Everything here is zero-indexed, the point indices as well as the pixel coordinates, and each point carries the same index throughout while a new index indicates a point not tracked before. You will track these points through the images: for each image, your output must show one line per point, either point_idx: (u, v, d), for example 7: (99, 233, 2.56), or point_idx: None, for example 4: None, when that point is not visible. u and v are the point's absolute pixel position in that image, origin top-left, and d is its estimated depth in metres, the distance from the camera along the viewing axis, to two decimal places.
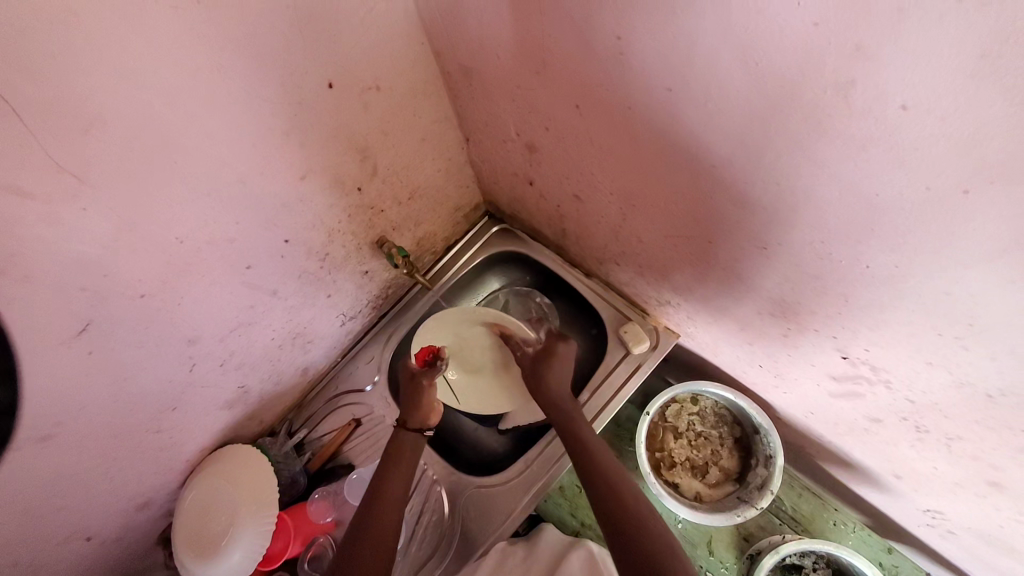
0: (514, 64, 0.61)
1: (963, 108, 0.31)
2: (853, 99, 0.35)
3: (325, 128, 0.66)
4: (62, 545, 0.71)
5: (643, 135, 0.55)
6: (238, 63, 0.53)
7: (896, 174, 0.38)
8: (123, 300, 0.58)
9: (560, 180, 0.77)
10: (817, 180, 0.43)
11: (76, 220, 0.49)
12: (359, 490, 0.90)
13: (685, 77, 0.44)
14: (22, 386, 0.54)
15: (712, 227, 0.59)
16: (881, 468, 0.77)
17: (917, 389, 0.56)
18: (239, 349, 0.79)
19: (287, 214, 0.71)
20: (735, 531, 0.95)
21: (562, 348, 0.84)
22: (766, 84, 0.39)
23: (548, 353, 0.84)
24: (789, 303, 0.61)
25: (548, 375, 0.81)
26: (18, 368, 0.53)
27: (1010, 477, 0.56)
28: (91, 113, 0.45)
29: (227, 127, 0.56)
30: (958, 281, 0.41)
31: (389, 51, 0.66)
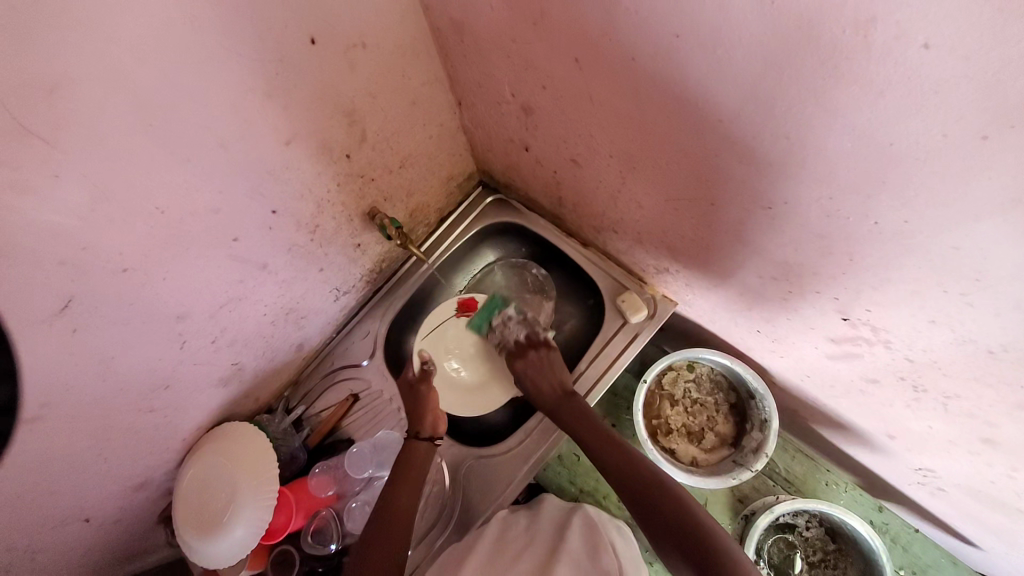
0: (509, 15, 0.57)
1: (989, 45, 0.30)
2: (872, 39, 0.33)
3: (310, 90, 0.63)
4: (60, 526, 0.71)
5: (647, 91, 0.52)
6: (214, 17, 0.49)
7: (914, 121, 0.36)
8: (105, 274, 0.55)
9: (557, 144, 0.75)
10: (829, 130, 0.41)
11: (49, 188, 0.46)
12: (360, 462, 0.91)
13: (695, 20, 0.41)
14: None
15: (717, 187, 0.57)
16: (874, 428, 0.79)
17: (917, 347, 0.56)
18: (230, 325, 0.77)
19: (274, 182, 0.68)
20: (730, 494, 0.98)
21: (526, 364, 0.91)
22: (781, 23, 0.37)
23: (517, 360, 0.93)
24: (792, 266, 0.60)
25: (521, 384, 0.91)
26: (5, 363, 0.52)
27: (1005, 433, 0.57)
28: (56, 70, 0.41)
29: (205, 87, 0.53)
30: (967, 234, 0.41)
31: (376, 5, 0.62)
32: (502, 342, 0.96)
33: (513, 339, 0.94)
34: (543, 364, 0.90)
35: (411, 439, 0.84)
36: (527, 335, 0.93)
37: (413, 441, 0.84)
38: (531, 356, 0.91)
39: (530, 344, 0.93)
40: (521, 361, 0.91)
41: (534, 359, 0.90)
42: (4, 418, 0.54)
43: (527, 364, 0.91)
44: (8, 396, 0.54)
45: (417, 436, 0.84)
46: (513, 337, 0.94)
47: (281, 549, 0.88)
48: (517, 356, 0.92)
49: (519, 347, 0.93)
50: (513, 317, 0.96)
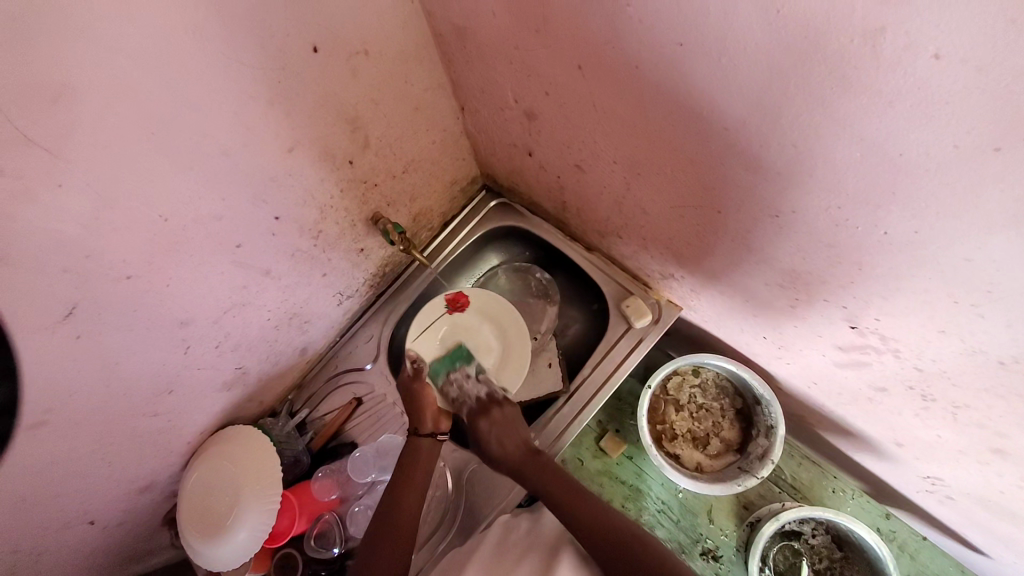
0: (512, 23, 0.57)
1: (1002, 55, 0.29)
2: (881, 48, 0.33)
3: (313, 97, 0.63)
4: (65, 529, 0.71)
5: (651, 97, 0.52)
6: (215, 26, 0.49)
7: (924, 132, 0.35)
8: (109, 281, 0.56)
9: (561, 149, 0.75)
10: (837, 139, 0.41)
11: (53, 197, 0.47)
12: (363, 466, 0.92)
13: (700, 28, 0.41)
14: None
15: (723, 194, 0.56)
16: (882, 436, 0.78)
17: (926, 357, 0.55)
18: (234, 330, 0.77)
19: (277, 188, 0.68)
20: (735, 500, 0.97)
21: (491, 422, 0.84)
22: (787, 33, 0.36)
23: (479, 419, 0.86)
24: (798, 273, 0.59)
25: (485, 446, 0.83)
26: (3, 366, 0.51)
27: (1015, 444, 0.56)
28: (59, 80, 0.42)
29: (207, 96, 0.53)
30: (977, 245, 0.40)
31: (379, 12, 0.62)
32: (461, 400, 0.89)
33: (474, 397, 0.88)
34: (507, 422, 0.85)
35: (413, 437, 0.83)
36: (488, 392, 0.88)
37: (415, 438, 0.83)
38: (494, 414, 0.85)
39: (492, 401, 0.87)
40: (486, 420, 0.85)
41: (498, 418, 0.85)
42: (7, 423, 0.55)
43: (493, 422, 0.84)
44: (7, 399, 0.54)
45: (418, 432, 0.83)
46: (473, 395, 0.88)
47: (284, 552, 0.88)
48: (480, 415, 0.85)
49: (482, 404, 0.87)
50: (472, 374, 0.90)
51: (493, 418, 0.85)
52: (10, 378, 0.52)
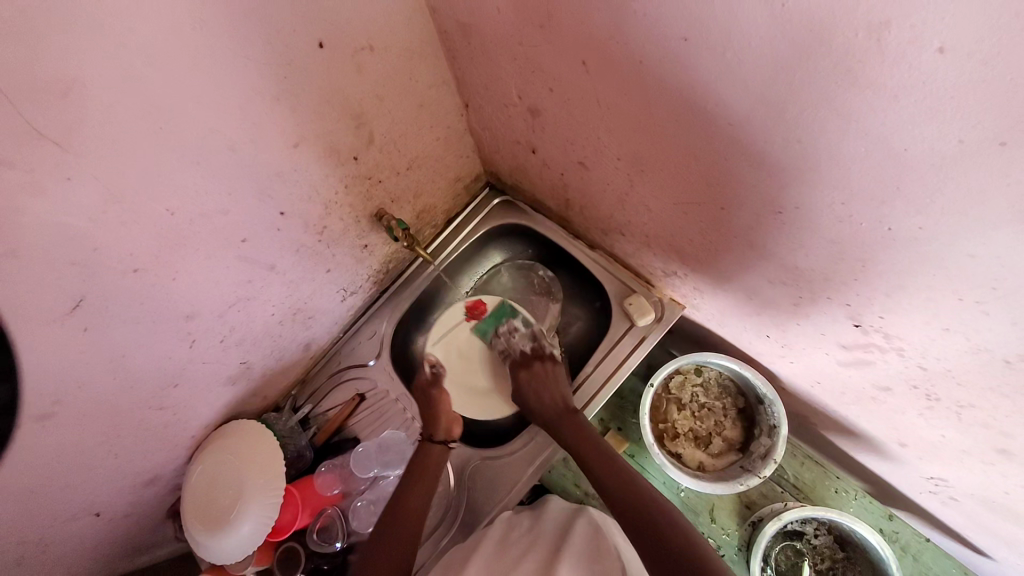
0: (516, 19, 0.57)
1: (1007, 49, 0.29)
2: (885, 42, 0.33)
3: (319, 93, 0.63)
4: (71, 520, 0.72)
5: (655, 94, 0.52)
6: (223, 22, 0.50)
7: (928, 127, 0.35)
8: (116, 274, 0.56)
9: (564, 146, 0.75)
10: (842, 135, 0.40)
11: (61, 190, 0.47)
12: (365, 462, 0.92)
13: (704, 23, 0.41)
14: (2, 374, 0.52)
15: (726, 191, 0.56)
16: (886, 437, 0.78)
17: (931, 355, 0.55)
18: (239, 325, 0.78)
19: (282, 183, 0.68)
20: (738, 499, 0.97)
21: (536, 369, 0.91)
22: (792, 28, 0.36)
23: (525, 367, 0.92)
24: (802, 271, 0.59)
25: (521, 396, 0.90)
26: (5, 360, 0.51)
27: (1020, 444, 0.56)
28: (68, 74, 0.42)
29: (214, 91, 0.53)
30: (982, 242, 0.40)
31: (385, 8, 0.63)
32: (508, 352, 0.97)
33: (517, 350, 0.95)
34: (542, 376, 0.90)
35: (425, 442, 0.86)
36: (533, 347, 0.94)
37: (426, 443, 0.85)
38: (535, 367, 0.91)
39: (536, 355, 0.93)
40: (526, 373, 0.91)
41: (536, 370, 0.91)
42: (15, 414, 0.55)
43: (531, 375, 0.90)
44: (8, 395, 0.54)
45: (430, 438, 0.86)
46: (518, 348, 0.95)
47: (287, 546, 0.89)
48: (522, 367, 0.92)
49: (528, 355, 0.93)
50: (520, 330, 0.97)
51: (531, 369, 0.91)
52: (17, 370, 0.53)
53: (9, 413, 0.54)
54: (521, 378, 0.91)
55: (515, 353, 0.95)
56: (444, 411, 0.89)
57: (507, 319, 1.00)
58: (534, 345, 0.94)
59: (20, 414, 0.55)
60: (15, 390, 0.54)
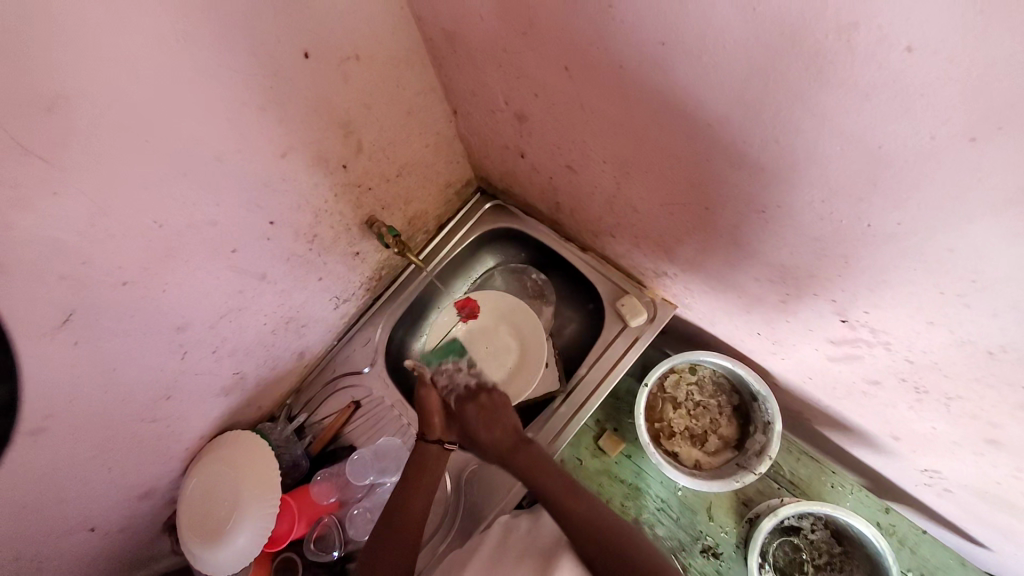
0: (499, 27, 0.58)
1: (972, 47, 0.30)
2: (855, 43, 0.33)
3: (306, 103, 0.64)
4: (65, 536, 0.71)
5: (637, 97, 0.52)
6: (207, 35, 0.50)
7: (901, 125, 0.36)
8: (106, 287, 0.56)
9: (551, 150, 0.75)
10: (818, 134, 0.41)
11: (48, 205, 0.47)
12: (361, 469, 0.92)
13: (680, 27, 0.41)
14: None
15: (710, 191, 0.57)
16: (879, 430, 0.78)
17: (917, 349, 0.56)
18: (231, 335, 0.78)
19: (271, 193, 0.68)
20: (735, 497, 0.97)
21: (485, 402, 0.86)
22: (765, 31, 0.37)
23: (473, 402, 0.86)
24: (788, 268, 0.59)
25: (472, 432, 0.83)
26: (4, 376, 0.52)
27: (1009, 434, 0.57)
28: (53, 90, 0.42)
29: (200, 103, 0.54)
30: (959, 235, 0.40)
31: (369, 18, 0.63)
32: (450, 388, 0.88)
33: (462, 385, 0.88)
34: (493, 409, 0.85)
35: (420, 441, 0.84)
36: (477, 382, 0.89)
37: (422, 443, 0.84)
38: (482, 400, 0.86)
39: (481, 388, 0.88)
40: (473, 407, 0.85)
41: (485, 404, 0.85)
42: (6, 430, 0.55)
43: (481, 407, 0.85)
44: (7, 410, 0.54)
45: (424, 438, 0.84)
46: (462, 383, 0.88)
47: (284, 556, 0.89)
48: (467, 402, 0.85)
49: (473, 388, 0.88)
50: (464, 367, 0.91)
51: (480, 403, 0.85)
52: (7, 386, 0.53)
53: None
54: (469, 413, 0.85)
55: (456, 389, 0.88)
56: (437, 411, 0.85)
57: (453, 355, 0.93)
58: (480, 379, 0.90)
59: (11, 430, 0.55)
60: (5, 407, 0.54)
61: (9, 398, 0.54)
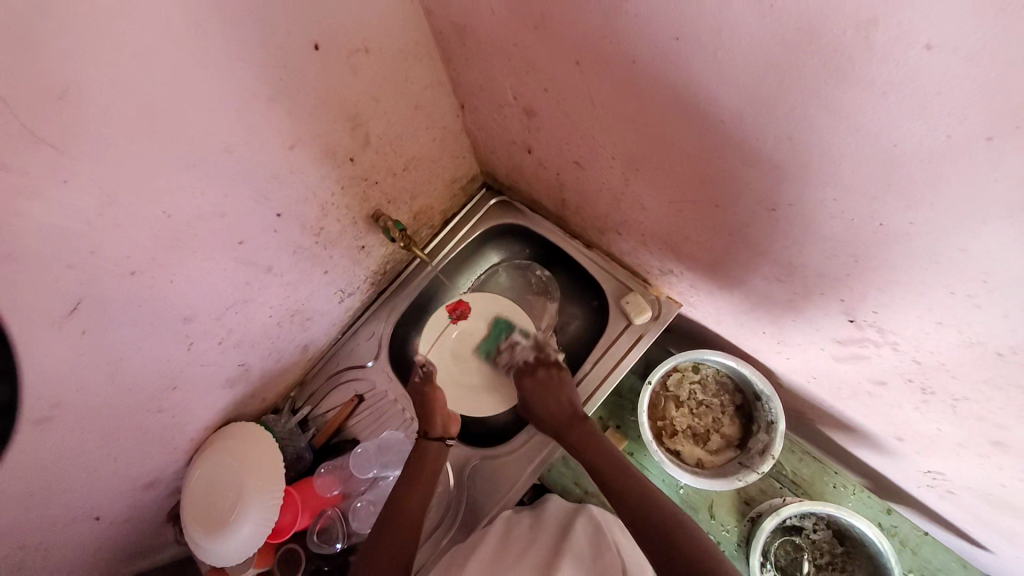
0: (510, 20, 0.58)
1: (994, 44, 0.29)
2: (873, 40, 0.33)
3: (314, 95, 0.64)
4: (70, 524, 0.72)
5: (649, 92, 0.52)
6: (218, 25, 0.50)
7: (917, 123, 0.36)
8: (114, 277, 0.56)
9: (559, 145, 0.75)
10: (832, 132, 0.41)
11: (57, 193, 0.47)
12: (365, 462, 0.92)
13: (694, 22, 0.41)
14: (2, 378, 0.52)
15: (719, 189, 0.57)
16: (883, 431, 0.78)
17: (925, 349, 0.55)
18: (237, 327, 0.78)
19: (279, 185, 0.68)
20: (736, 495, 0.97)
21: (545, 375, 0.89)
22: (781, 26, 0.37)
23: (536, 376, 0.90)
24: (797, 267, 0.59)
25: (530, 406, 0.88)
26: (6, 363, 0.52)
27: (1015, 436, 0.56)
28: (64, 78, 0.42)
29: (210, 92, 0.53)
30: (972, 236, 0.40)
31: (379, 10, 0.63)
32: (512, 365, 0.95)
33: (522, 361, 0.93)
34: (548, 384, 0.88)
35: (422, 440, 0.85)
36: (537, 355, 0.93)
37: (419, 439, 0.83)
38: (541, 374, 0.90)
39: (539, 363, 0.92)
40: (529, 381, 0.90)
41: (541, 379, 0.89)
42: (13, 418, 0.55)
43: (536, 382, 0.89)
44: (9, 398, 0.54)
45: (428, 435, 0.85)
46: (522, 358, 0.94)
47: (287, 548, 0.89)
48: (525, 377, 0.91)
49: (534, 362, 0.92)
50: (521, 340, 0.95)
51: (538, 377, 0.89)
52: (15, 374, 0.53)
53: (7, 417, 0.54)
54: (527, 387, 0.90)
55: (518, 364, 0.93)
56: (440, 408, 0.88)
57: (506, 334, 0.97)
58: (540, 353, 0.92)
59: (18, 418, 0.56)
60: (12, 395, 0.54)
61: (16, 386, 0.54)
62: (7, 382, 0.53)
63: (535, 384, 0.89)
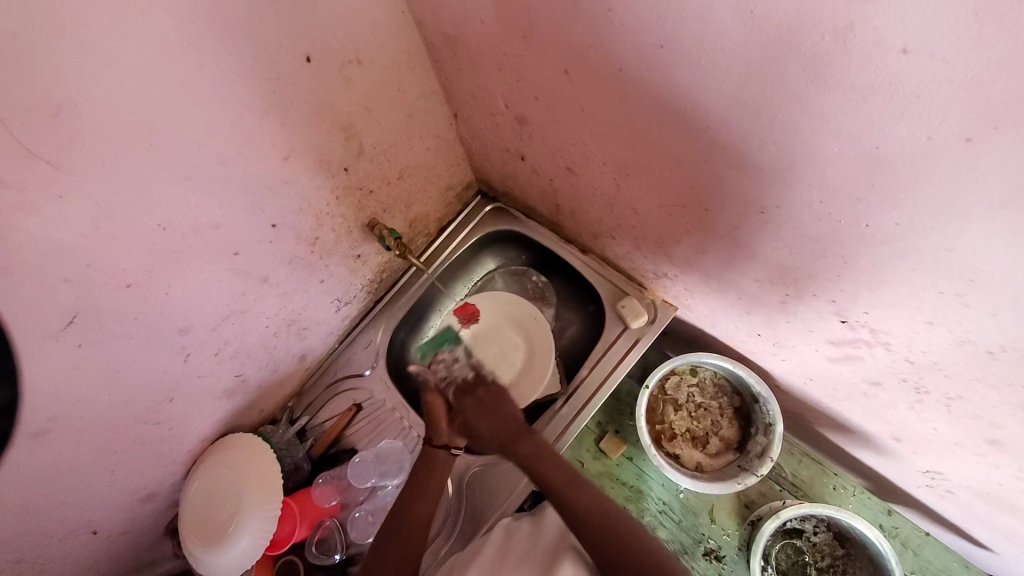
0: (500, 30, 0.59)
1: (968, 48, 0.30)
2: (852, 45, 0.34)
3: (308, 107, 0.64)
4: (66, 539, 0.71)
5: (637, 99, 0.53)
6: (210, 40, 0.51)
7: (898, 126, 0.36)
8: (109, 290, 0.57)
9: (552, 152, 0.76)
10: (816, 135, 0.42)
11: (52, 208, 0.48)
12: (363, 472, 0.92)
13: (678, 31, 0.42)
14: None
15: (710, 193, 0.57)
16: (880, 431, 0.78)
17: (917, 349, 0.56)
18: (233, 338, 0.78)
19: (273, 196, 0.69)
20: (737, 499, 0.97)
21: (486, 392, 0.85)
22: (762, 33, 0.37)
23: (479, 394, 0.85)
24: (788, 269, 0.60)
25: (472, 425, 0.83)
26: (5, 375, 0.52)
27: (1010, 434, 0.56)
28: (58, 94, 0.43)
29: (204, 106, 0.54)
30: (957, 236, 0.41)
31: (370, 23, 0.64)
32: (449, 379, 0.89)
33: (460, 376, 0.89)
34: (491, 403, 0.84)
35: (426, 447, 0.83)
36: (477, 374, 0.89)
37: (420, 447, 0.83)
38: (480, 392, 0.86)
39: (478, 381, 0.88)
40: (469, 399, 0.85)
41: (483, 397, 0.85)
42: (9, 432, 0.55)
43: (478, 400, 0.84)
44: (7, 411, 0.54)
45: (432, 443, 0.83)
46: (460, 374, 0.89)
47: (286, 560, 0.89)
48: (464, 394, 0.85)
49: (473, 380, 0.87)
50: (461, 358, 0.92)
51: (478, 395, 0.85)
52: (11, 387, 0.53)
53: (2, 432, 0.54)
54: (466, 406, 0.84)
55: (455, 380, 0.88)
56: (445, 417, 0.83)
57: (450, 345, 0.95)
58: (478, 371, 0.89)
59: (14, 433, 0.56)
60: (8, 409, 0.54)
61: (12, 400, 0.54)
62: (6, 395, 0.53)
63: (474, 402, 0.85)
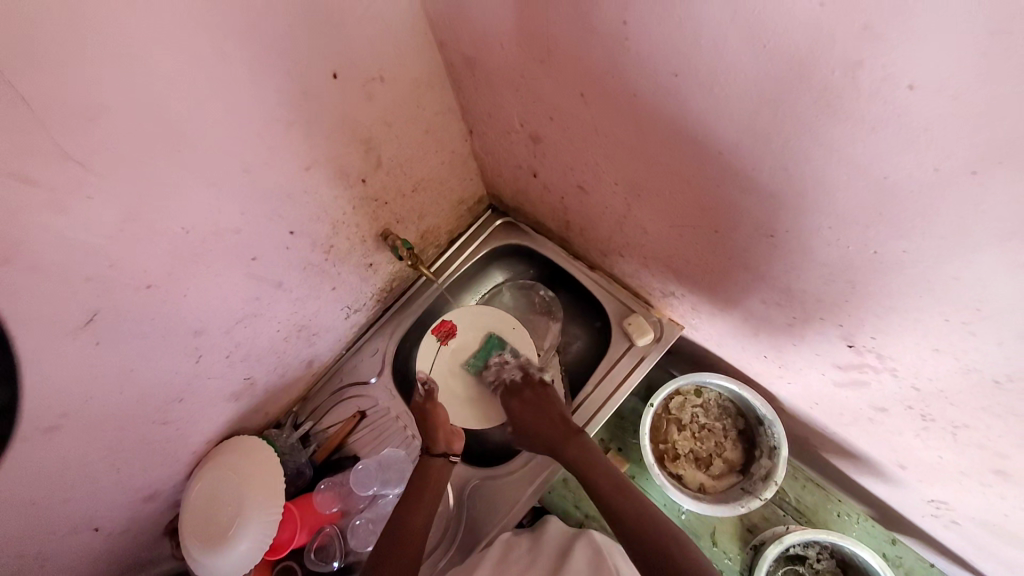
0: (518, 54, 0.61)
1: (972, 86, 0.31)
2: (860, 79, 0.35)
3: (330, 120, 0.67)
4: (69, 535, 0.72)
5: (650, 123, 0.54)
6: (242, 54, 0.53)
7: (906, 157, 0.38)
8: (130, 290, 0.58)
9: (564, 170, 0.77)
10: (825, 163, 0.43)
11: (82, 208, 0.49)
12: (365, 479, 0.92)
13: (692, 60, 0.44)
14: (14, 385, 0.54)
15: (719, 215, 0.58)
16: (885, 459, 0.78)
17: (923, 375, 0.56)
18: (244, 341, 0.79)
19: (292, 204, 0.71)
20: (739, 522, 0.96)
21: (539, 392, 0.90)
22: (774, 66, 0.39)
23: (528, 398, 0.90)
24: (795, 292, 0.60)
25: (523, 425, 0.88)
26: (5, 372, 0.52)
27: (1016, 465, 0.56)
28: (97, 101, 0.45)
29: (232, 116, 0.56)
30: (963, 266, 0.41)
31: (394, 42, 0.66)
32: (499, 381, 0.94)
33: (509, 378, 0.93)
34: (538, 403, 0.89)
35: (425, 455, 0.85)
36: (524, 374, 0.93)
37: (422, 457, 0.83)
38: (527, 394, 0.90)
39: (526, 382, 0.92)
40: (517, 401, 0.90)
41: (529, 398, 0.90)
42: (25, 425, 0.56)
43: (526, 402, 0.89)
44: (24, 404, 0.56)
45: (431, 451, 0.85)
46: (508, 376, 0.93)
47: (283, 566, 0.89)
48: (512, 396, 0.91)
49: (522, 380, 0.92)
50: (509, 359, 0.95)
51: (526, 397, 0.90)
52: (30, 380, 0.54)
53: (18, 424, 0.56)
54: (515, 408, 0.90)
55: (505, 381, 0.93)
56: (442, 424, 0.88)
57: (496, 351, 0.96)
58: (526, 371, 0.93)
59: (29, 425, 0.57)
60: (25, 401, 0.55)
61: (30, 393, 0.55)
62: (13, 390, 0.54)
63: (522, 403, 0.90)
